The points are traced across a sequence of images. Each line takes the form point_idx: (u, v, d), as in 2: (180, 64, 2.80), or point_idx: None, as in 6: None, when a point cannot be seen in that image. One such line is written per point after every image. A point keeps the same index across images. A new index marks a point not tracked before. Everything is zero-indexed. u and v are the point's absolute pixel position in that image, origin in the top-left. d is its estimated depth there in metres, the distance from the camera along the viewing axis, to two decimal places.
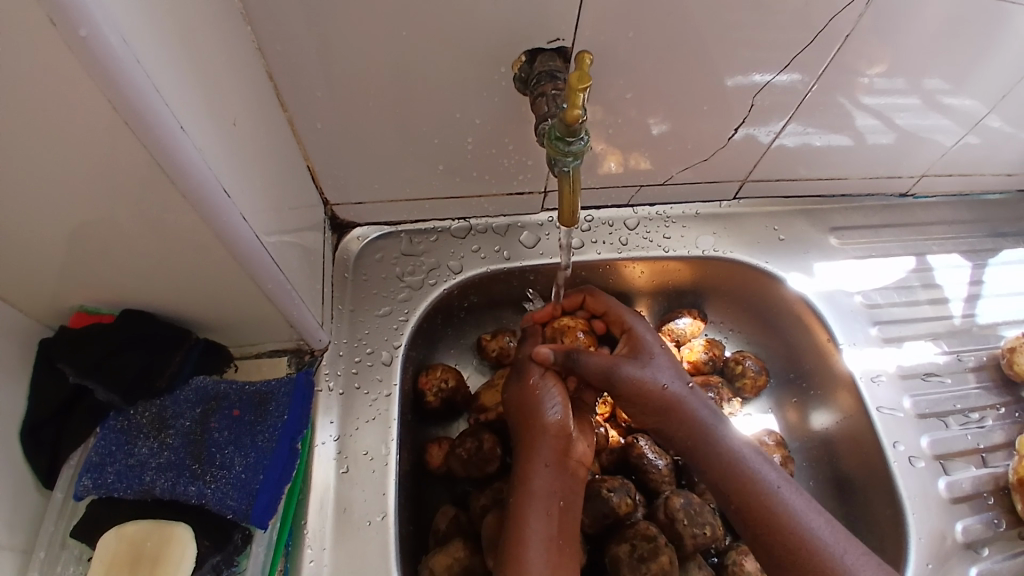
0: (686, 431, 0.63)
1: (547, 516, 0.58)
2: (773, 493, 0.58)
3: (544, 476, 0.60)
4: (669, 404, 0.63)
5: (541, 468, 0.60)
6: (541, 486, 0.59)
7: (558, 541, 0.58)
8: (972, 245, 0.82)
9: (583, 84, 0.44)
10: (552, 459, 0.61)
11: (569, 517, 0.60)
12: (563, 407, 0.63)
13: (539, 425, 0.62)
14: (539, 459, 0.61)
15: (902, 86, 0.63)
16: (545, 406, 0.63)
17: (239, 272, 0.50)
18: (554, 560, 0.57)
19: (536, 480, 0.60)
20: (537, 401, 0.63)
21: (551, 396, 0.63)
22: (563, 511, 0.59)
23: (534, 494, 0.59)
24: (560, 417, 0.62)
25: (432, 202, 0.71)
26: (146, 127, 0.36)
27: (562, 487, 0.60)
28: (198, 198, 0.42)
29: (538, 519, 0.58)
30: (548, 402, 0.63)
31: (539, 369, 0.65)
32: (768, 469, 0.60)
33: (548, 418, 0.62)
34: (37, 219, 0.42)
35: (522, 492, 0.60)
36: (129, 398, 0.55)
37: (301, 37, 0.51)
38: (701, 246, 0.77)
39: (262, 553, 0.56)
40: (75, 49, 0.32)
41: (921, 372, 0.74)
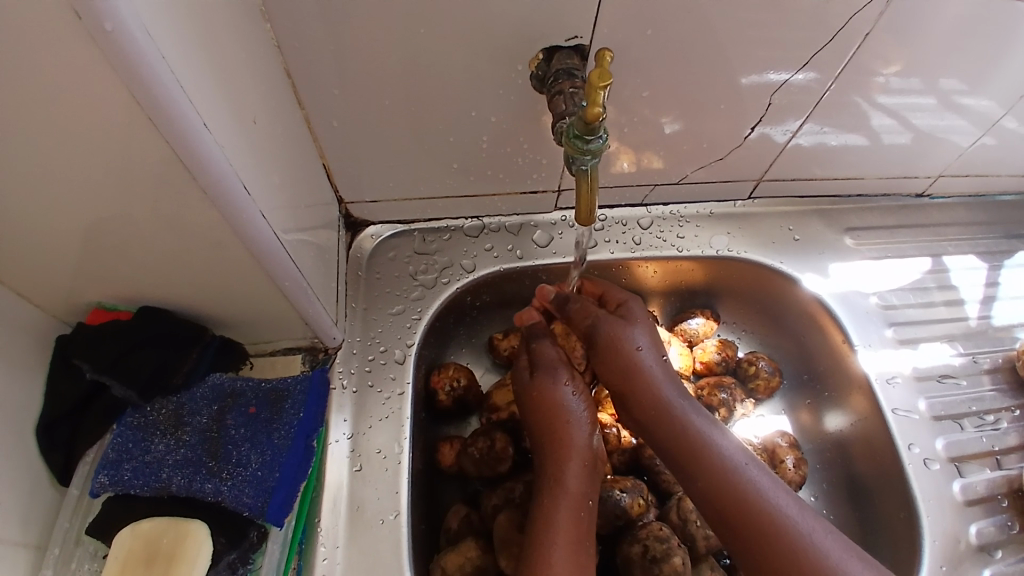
0: (661, 418, 0.63)
1: (574, 514, 0.58)
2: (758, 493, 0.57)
3: (577, 475, 0.60)
4: (647, 381, 0.64)
5: (575, 466, 0.61)
6: (576, 487, 0.60)
7: (582, 539, 0.58)
8: (988, 246, 0.81)
9: (604, 82, 0.44)
10: (584, 458, 0.62)
11: (591, 519, 0.60)
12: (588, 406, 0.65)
13: (567, 419, 0.63)
14: (575, 458, 0.61)
15: (919, 86, 0.62)
16: (568, 398, 0.64)
17: (255, 268, 0.50)
18: (578, 560, 0.56)
19: (569, 480, 0.60)
20: (561, 400, 0.64)
21: (576, 393, 0.65)
22: (589, 512, 0.60)
23: (567, 491, 0.59)
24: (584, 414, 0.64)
25: (445, 201, 0.71)
26: (170, 122, 0.36)
27: (591, 487, 0.61)
28: (218, 194, 0.42)
29: (566, 517, 0.58)
30: (571, 398, 0.64)
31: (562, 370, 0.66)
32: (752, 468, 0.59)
33: (575, 414, 0.64)
34: (56, 215, 0.42)
35: (556, 490, 0.60)
36: (146, 394, 0.55)
37: (318, 35, 0.51)
38: (714, 245, 0.76)
39: (276, 551, 0.55)
40: (101, 43, 0.32)
41: (936, 374, 0.73)
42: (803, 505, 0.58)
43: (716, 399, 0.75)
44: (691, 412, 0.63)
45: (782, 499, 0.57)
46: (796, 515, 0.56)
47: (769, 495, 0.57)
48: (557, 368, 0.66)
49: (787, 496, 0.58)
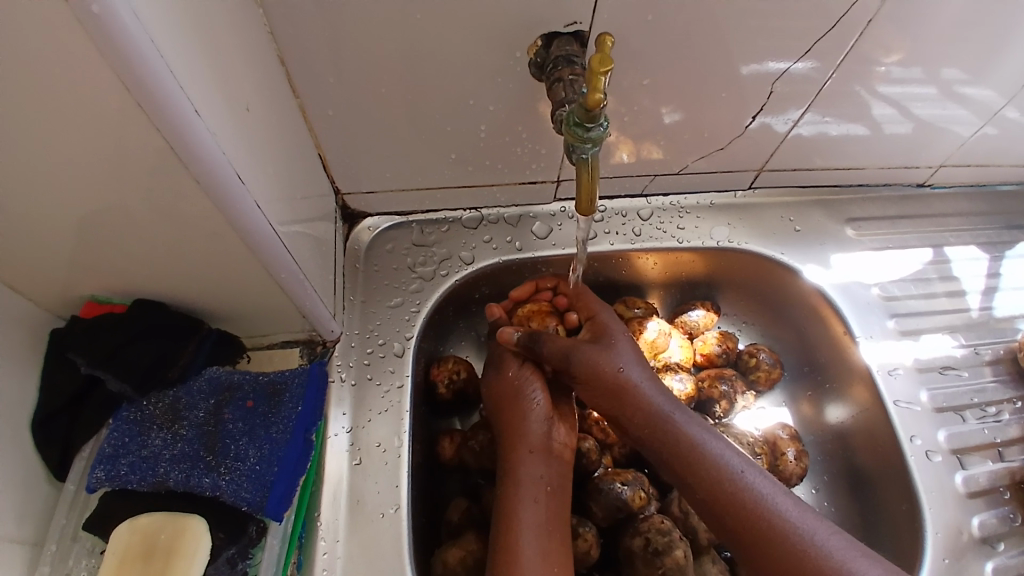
0: (643, 420, 0.61)
1: (534, 505, 0.58)
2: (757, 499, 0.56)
3: (533, 467, 0.60)
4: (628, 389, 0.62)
5: (529, 458, 0.60)
6: (528, 476, 0.59)
7: (550, 529, 0.57)
8: (989, 237, 0.81)
9: (605, 67, 0.43)
10: (535, 447, 0.61)
11: (560, 502, 0.59)
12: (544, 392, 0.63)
13: (526, 413, 0.62)
14: (527, 447, 0.60)
15: (920, 75, 0.62)
16: (532, 396, 0.62)
17: (251, 261, 0.49)
18: (546, 549, 0.56)
19: (524, 470, 0.60)
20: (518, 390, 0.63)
21: (536, 388, 0.63)
22: (552, 495, 0.59)
23: (523, 484, 0.59)
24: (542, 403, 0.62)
25: (444, 192, 0.70)
26: (160, 111, 0.36)
27: (551, 475, 0.60)
28: (211, 184, 0.41)
29: (528, 508, 0.58)
30: (534, 395, 0.63)
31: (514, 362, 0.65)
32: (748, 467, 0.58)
33: (531, 403, 0.62)
34: (48, 206, 0.42)
35: (510, 484, 0.59)
36: (143, 388, 0.54)
37: (313, 23, 0.50)
38: (715, 237, 0.76)
39: (276, 546, 0.55)
40: (88, 28, 0.31)
41: (937, 365, 0.73)
42: (800, 503, 0.57)
43: (716, 391, 0.75)
44: (678, 414, 0.61)
45: (777, 496, 0.56)
46: (792, 509, 0.55)
47: (764, 495, 0.56)
48: (522, 368, 0.64)
49: (783, 495, 0.57)
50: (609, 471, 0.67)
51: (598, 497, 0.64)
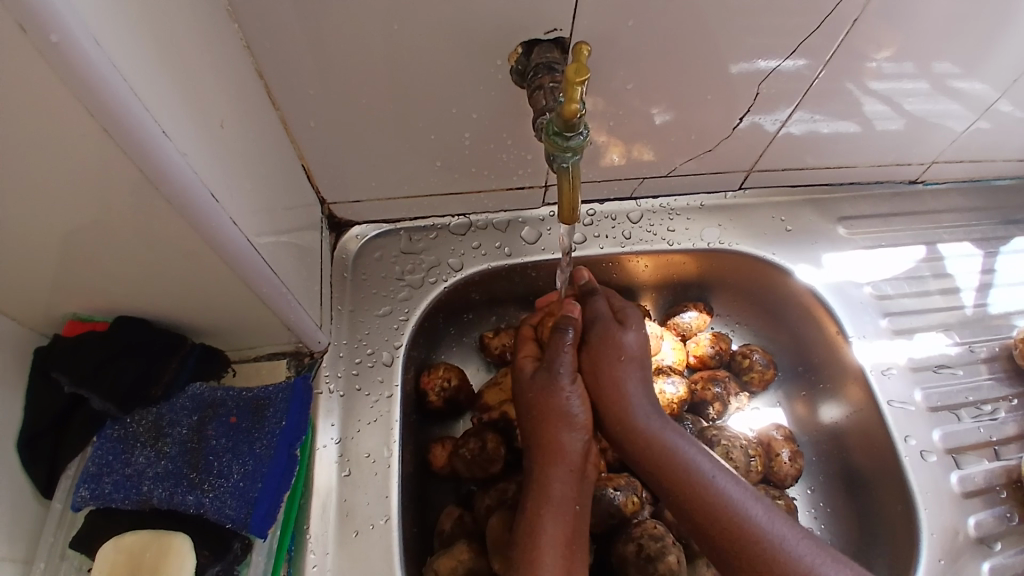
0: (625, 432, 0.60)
1: (562, 522, 0.56)
2: (734, 509, 0.55)
3: (565, 483, 0.58)
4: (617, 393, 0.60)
5: (564, 475, 0.58)
6: (558, 490, 0.57)
7: (570, 547, 0.56)
8: (983, 233, 0.80)
9: (581, 78, 0.42)
10: (574, 464, 0.59)
11: (580, 523, 0.58)
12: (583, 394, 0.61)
13: (563, 420, 0.60)
14: (562, 465, 0.58)
15: (912, 69, 0.61)
16: (567, 407, 0.60)
17: (233, 277, 0.49)
18: (566, 565, 0.55)
19: (557, 486, 0.57)
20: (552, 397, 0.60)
21: (576, 398, 0.60)
22: (578, 516, 0.58)
23: (553, 500, 0.57)
24: (582, 419, 0.60)
25: (430, 199, 0.70)
26: (126, 134, 0.35)
27: (578, 493, 0.58)
28: (184, 205, 0.41)
29: (555, 524, 0.56)
30: (571, 400, 0.60)
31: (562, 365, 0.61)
32: (723, 476, 0.57)
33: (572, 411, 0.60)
34: (21, 230, 0.41)
35: (539, 499, 0.57)
36: (126, 406, 0.54)
37: (290, 35, 0.50)
38: (706, 238, 0.75)
39: (262, 561, 0.55)
40: (48, 55, 0.31)
41: (932, 364, 0.72)
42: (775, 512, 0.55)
43: (710, 393, 0.74)
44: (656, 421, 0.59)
45: (753, 507, 0.55)
46: (763, 519, 0.54)
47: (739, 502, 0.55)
48: (560, 374, 0.60)
49: (760, 505, 0.55)
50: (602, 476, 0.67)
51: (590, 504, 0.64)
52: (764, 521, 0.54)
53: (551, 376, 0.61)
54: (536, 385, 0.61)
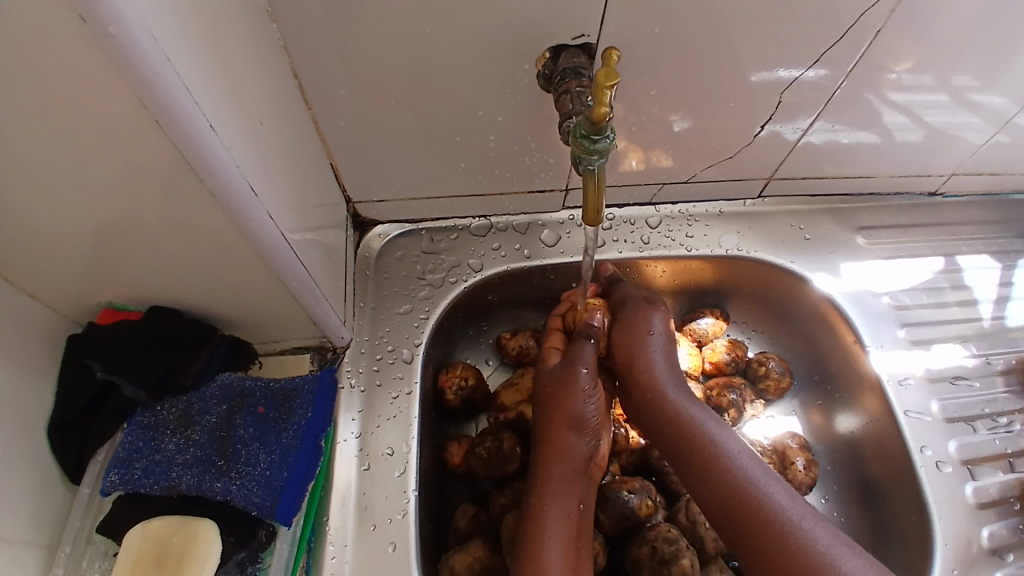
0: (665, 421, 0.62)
1: (564, 517, 0.58)
2: (759, 497, 0.56)
3: (566, 480, 0.60)
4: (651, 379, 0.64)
5: (566, 474, 0.60)
6: (555, 488, 0.59)
7: (577, 547, 0.58)
8: (1001, 246, 0.80)
9: (611, 81, 0.43)
10: (578, 464, 0.61)
11: (583, 522, 0.59)
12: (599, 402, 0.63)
13: (575, 420, 0.61)
14: (567, 461, 0.60)
15: (932, 82, 0.61)
16: (581, 398, 0.62)
17: (263, 270, 0.50)
18: (571, 561, 0.56)
19: (555, 483, 0.59)
20: (574, 395, 0.62)
21: (592, 393, 0.62)
22: (580, 513, 0.60)
23: (557, 497, 0.59)
24: (595, 421, 0.62)
25: (453, 200, 0.71)
26: (176, 126, 0.37)
27: (581, 492, 0.60)
28: (226, 197, 0.42)
29: (559, 521, 0.58)
30: (588, 400, 0.62)
31: (582, 367, 0.63)
32: (758, 469, 0.58)
33: (584, 409, 0.62)
34: (66, 218, 0.43)
35: (543, 494, 0.59)
36: (156, 394, 0.56)
37: (325, 36, 0.51)
38: (724, 245, 0.76)
39: (285, 550, 0.56)
40: (106, 48, 0.32)
41: (948, 375, 0.72)
42: (794, 493, 0.57)
43: (726, 399, 0.75)
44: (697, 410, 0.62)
45: (774, 489, 0.57)
46: (790, 509, 0.55)
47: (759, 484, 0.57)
48: (579, 364, 0.63)
49: (781, 489, 0.57)
50: (617, 478, 0.67)
51: (605, 506, 0.64)
52: (782, 501, 0.56)
53: (569, 366, 0.63)
54: (559, 376, 0.64)
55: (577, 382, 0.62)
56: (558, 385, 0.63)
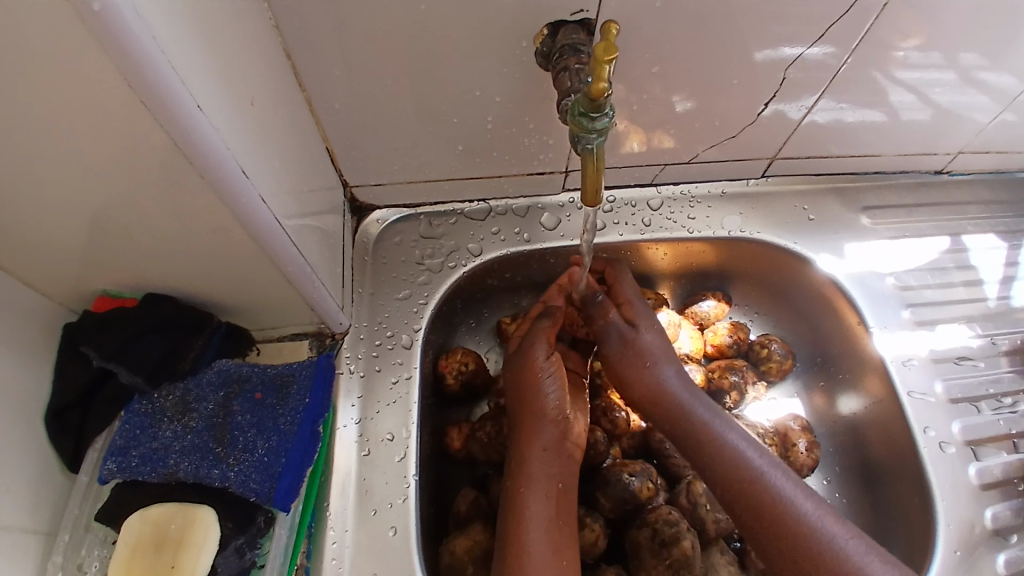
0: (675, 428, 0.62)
1: (546, 498, 0.58)
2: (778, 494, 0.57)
3: (544, 461, 0.59)
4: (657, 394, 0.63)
5: (540, 453, 0.60)
6: (539, 469, 0.59)
7: (559, 523, 0.58)
8: (1008, 226, 0.79)
9: (610, 56, 0.42)
10: (550, 441, 0.60)
11: (568, 502, 0.60)
12: (562, 387, 0.62)
13: (538, 401, 0.61)
14: (539, 441, 0.60)
15: (939, 59, 0.60)
16: (544, 384, 0.62)
17: (259, 255, 0.49)
18: (554, 542, 0.56)
19: (536, 463, 0.59)
20: (537, 383, 0.62)
21: (550, 378, 0.62)
22: (561, 493, 0.60)
23: (534, 479, 0.59)
24: (557, 392, 0.62)
25: (450, 183, 0.70)
26: (165, 107, 0.36)
27: (561, 471, 0.60)
28: (217, 179, 0.41)
29: (538, 501, 0.58)
30: (546, 388, 0.62)
31: (541, 348, 0.63)
32: (771, 465, 0.59)
33: (545, 398, 0.61)
34: (55, 204, 0.42)
35: (520, 477, 0.59)
36: (154, 380, 0.55)
37: (317, 14, 0.50)
38: (726, 227, 0.75)
39: (284, 536, 0.56)
40: (91, 27, 0.31)
41: (953, 356, 0.71)
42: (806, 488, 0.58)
43: (727, 381, 0.74)
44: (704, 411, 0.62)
45: (755, 456, 0.59)
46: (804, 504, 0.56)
47: (739, 450, 0.59)
48: (536, 353, 0.63)
49: (760, 454, 0.60)
50: (617, 462, 0.67)
51: (605, 489, 0.64)
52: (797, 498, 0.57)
53: (527, 356, 0.63)
54: (518, 362, 0.64)
55: (534, 364, 0.62)
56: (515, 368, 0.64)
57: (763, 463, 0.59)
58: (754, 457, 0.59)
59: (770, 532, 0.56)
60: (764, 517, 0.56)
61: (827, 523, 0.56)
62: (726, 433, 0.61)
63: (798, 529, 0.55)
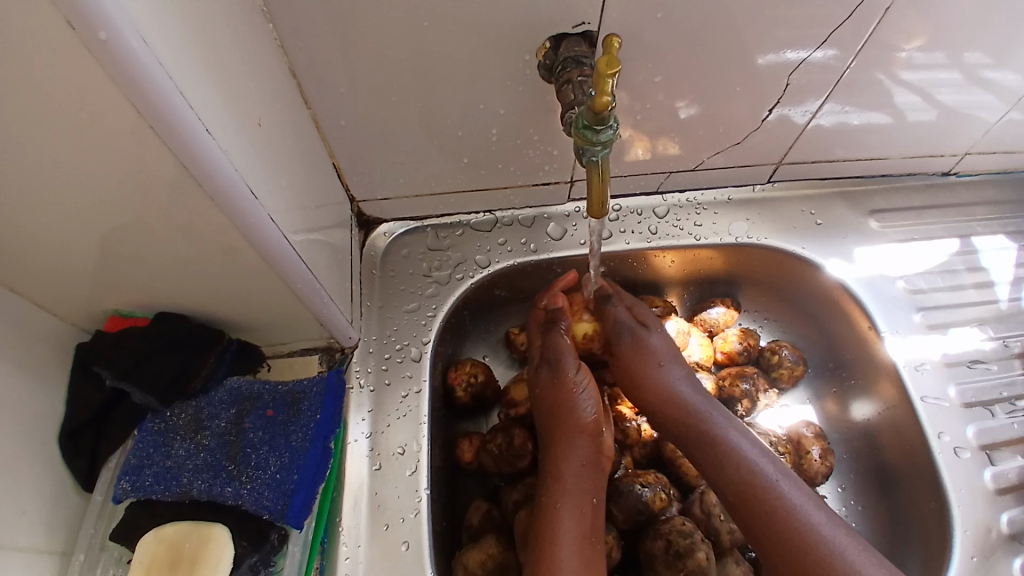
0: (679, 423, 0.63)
1: (578, 513, 0.58)
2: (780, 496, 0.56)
3: (577, 475, 0.60)
4: (670, 399, 0.63)
5: (576, 467, 0.60)
6: (572, 482, 0.59)
7: (590, 539, 0.58)
8: (1017, 226, 0.78)
9: (612, 70, 0.42)
10: (586, 459, 0.61)
11: (597, 517, 0.59)
12: (597, 404, 0.63)
13: (573, 424, 0.62)
14: (575, 457, 0.60)
15: (943, 60, 0.60)
16: (574, 392, 0.62)
17: (268, 273, 0.50)
18: (586, 561, 0.56)
19: (570, 477, 0.60)
20: (569, 395, 0.62)
21: (583, 389, 0.63)
22: (595, 509, 0.60)
23: (568, 493, 0.59)
24: (593, 411, 0.62)
25: (456, 196, 0.70)
26: (173, 131, 0.36)
27: (594, 486, 0.60)
28: (225, 201, 0.42)
29: (571, 515, 0.58)
30: (580, 395, 0.62)
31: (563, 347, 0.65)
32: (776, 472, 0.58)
33: (583, 414, 0.62)
34: (68, 228, 0.43)
35: (555, 490, 0.59)
36: (166, 400, 0.56)
37: (322, 34, 0.50)
38: (733, 233, 0.75)
39: (298, 552, 0.56)
40: (97, 55, 0.32)
41: (966, 360, 0.71)
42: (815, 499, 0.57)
43: (738, 389, 0.74)
44: (718, 417, 0.62)
45: (792, 490, 0.57)
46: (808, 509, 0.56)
47: (774, 484, 0.57)
48: (561, 358, 0.64)
49: (794, 487, 0.57)
50: (630, 472, 0.67)
51: (618, 500, 0.64)
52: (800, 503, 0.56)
53: (554, 365, 0.64)
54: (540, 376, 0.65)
55: (563, 372, 0.63)
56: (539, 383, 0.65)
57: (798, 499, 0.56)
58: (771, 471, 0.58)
59: (788, 559, 0.54)
60: (793, 552, 0.54)
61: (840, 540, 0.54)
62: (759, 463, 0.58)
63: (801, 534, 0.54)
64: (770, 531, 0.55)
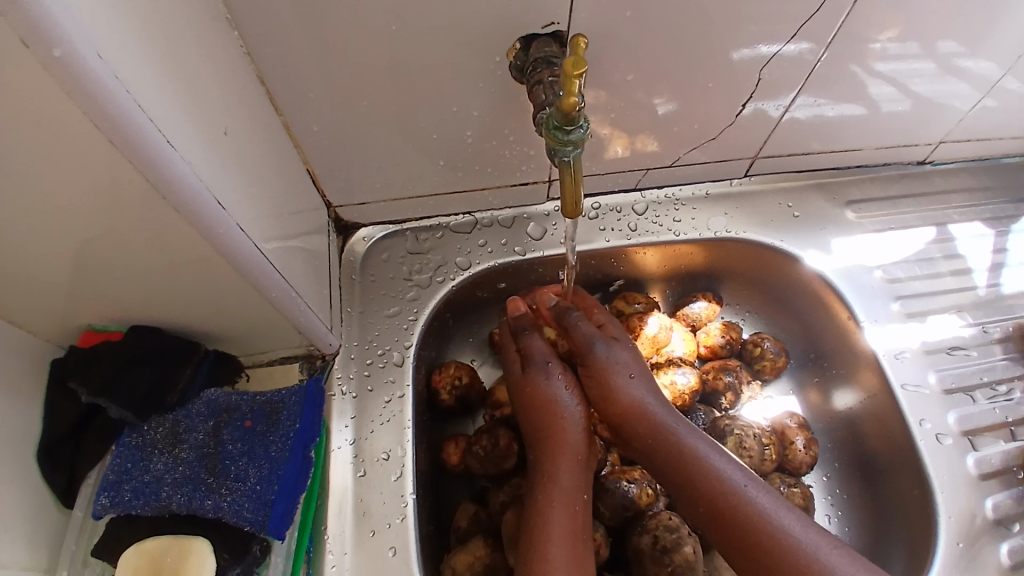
0: (636, 428, 0.62)
1: (569, 510, 0.59)
2: (737, 492, 0.57)
3: (570, 472, 0.60)
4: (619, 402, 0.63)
5: (569, 465, 0.61)
6: (566, 480, 0.60)
7: (578, 536, 0.58)
8: (993, 212, 0.79)
9: (579, 70, 0.42)
10: (578, 455, 0.62)
11: (585, 513, 0.60)
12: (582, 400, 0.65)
13: (563, 424, 0.63)
14: (569, 456, 0.61)
15: (915, 50, 0.60)
16: (560, 393, 0.64)
17: (243, 283, 0.49)
18: (577, 557, 0.56)
19: (562, 475, 0.60)
20: (553, 397, 0.64)
21: (566, 389, 0.65)
22: (584, 504, 0.60)
23: (561, 490, 0.59)
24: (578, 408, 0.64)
25: (434, 199, 0.70)
26: (132, 144, 0.36)
27: (584, 483, 0.61)
28: (192, 213, 0.41)
29: (561, 512, 0.58)
30: (563, 396, 0.64)
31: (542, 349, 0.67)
32: (733, 469, 0.59)
33: (570, 411, 0.64)
34: (36, 244, 0.42)
35: (548, 488, 0.60)
36: (143, 414, 0.55)
37: (291, 41, 0.50)
38: (712, 228, 0.75)
39: (280, 562, 0.56)
40: (53, 71, 0.31)
41: (945, 346, 0.72)
42: (768, 490, 0.58)
43: (721, 383, 0.74)
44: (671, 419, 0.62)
45: (759, 495, 0.57)
46: (764, 502, 0.57)
47: (741, 490, 0.57)
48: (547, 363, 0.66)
49: (762, 492, 0.58)
50: (615, 469, 0.67)
51: (604, 497, 0.64)
52: (756, 498, 0.57)
53: (543, 368, 0.66)
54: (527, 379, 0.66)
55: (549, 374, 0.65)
56: (534, 389, 0.65)
57: (769, 502, 0.57)
58: (725, 469, 0.59)
59: (748, 556, 0.55)
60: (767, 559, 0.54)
61: (796, 530, 0.55)
62: (725, 470, 0.58)
63: (758, 528, 0.55)
64: (728, 531, 0.56)
